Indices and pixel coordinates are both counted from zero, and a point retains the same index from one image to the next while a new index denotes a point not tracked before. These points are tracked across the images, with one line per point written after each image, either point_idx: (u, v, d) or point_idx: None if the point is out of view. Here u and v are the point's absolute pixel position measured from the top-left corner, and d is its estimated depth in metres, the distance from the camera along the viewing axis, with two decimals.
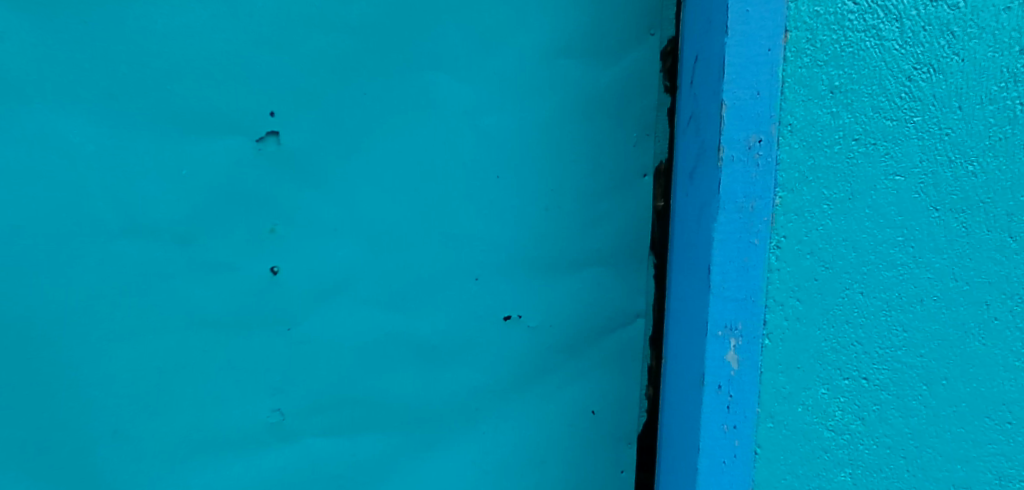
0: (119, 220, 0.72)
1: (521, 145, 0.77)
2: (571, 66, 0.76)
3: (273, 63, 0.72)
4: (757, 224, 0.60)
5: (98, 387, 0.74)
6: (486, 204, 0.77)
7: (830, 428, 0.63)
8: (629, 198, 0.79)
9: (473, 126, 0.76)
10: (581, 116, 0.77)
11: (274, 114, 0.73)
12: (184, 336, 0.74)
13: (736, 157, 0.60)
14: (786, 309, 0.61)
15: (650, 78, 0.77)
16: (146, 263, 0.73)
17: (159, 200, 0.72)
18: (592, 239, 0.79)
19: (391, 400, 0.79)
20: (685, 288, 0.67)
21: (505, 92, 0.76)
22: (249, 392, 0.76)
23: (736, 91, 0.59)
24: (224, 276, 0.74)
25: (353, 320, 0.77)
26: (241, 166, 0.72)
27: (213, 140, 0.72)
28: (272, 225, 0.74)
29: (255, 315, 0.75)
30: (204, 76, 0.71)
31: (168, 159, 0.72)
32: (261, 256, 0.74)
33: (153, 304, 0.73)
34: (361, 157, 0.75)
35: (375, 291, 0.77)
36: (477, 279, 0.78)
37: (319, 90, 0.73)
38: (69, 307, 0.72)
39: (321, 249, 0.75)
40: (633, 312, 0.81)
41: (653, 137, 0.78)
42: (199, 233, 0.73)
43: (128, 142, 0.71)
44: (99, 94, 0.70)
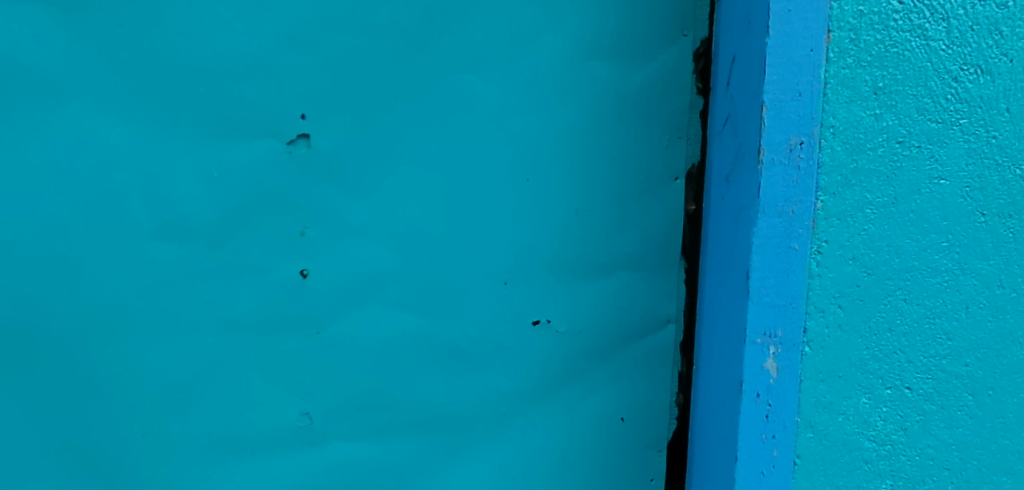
0: (150, 222, 0.72)
1: (551, 148, 0.76)
2: (602, 67, 0.75)
3: (304, 65, 0.71)
4: (798, 228, 0.59)
5: (130, 388, 0.74)
6: (515, 207, 0.76)
7: (872, 438, 0.62)
8: (661, 201, 0.78)
9: (503, 129, 0.75)
10: (612, 118, 0.76)
11: (304, 117, 0.72)
12: (214, 339, 0.74)
13: (777, 160, 0.58)
14: (827, 316, 0.60)
15: (683, 79, 0.76)
16: (177, 264, 0.73)
17: (190, 202, 0.72)
18: (623, 242, 0.78)
19: (420, 404, 0.78)
20: (722, 293, 0.65)
21: (536, 94, 0.75)
22: (279, 395, 0.76)
23: (777, 93, 0.58)
24: (253, 277, 0.74)
25: (382, 323, 0.76)
26: (271, 167, 0.72)
27: (243, 142, 0.72)
28: (302, 228, 0.74)
29: (283, 318, 0.75)
30: (235, 78, 0.71)
31: (199, 161, 0.71)
32: (291, 259, 0.74)
33: (184, 306, 0.73)
34: (390, 159, 0.74)
35: (404, 295, 0.76)
36: (506, 283, 0.77)
37: (349, 91, 0.72)
38: (101, 309, 0.72)
39: (350, 252, 0.75)
40: (664, 318, 0.79)
41: (685, 139, 0.77)
42: (230, 236, 0.73)
43: (160, 143, 0.71)
44: (133, 95, 0.70)
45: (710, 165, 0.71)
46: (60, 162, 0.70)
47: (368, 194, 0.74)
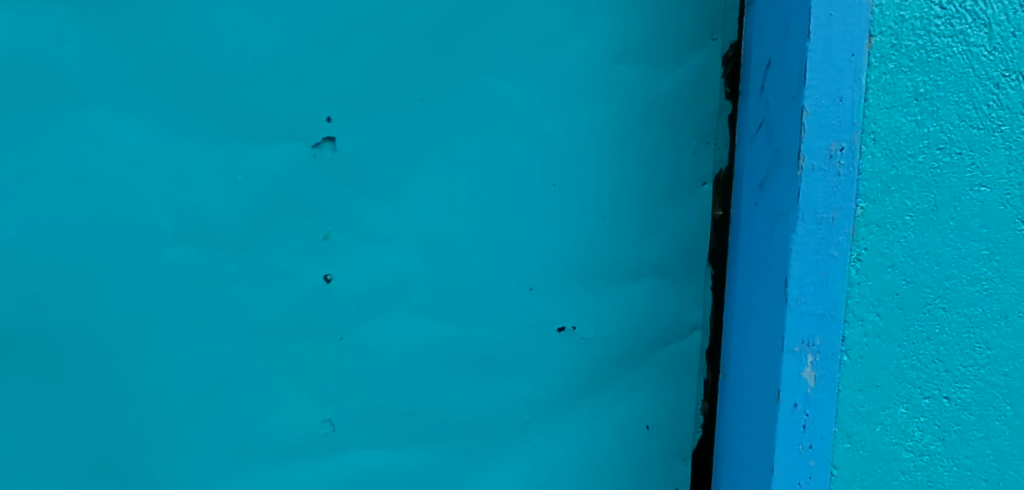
0: (173, 225, 0.71)
1: (578, 152, 0.75)
2: (630, 71, 0.74)
3: (330, 67, 0.71)
4: (837, 236, 0.58)
5: (151, 395, 0.73)
6: (542, 212, 0.75)
7: (909, 448, 0.61)
8: (688, 207, 0.77)
9: (530, 133, 0.74)
10: (640, 122, 0.75)
11: (330, 120, 0.71)
12: (237, 344, 0.73)
13: (817, 166, 0.57)
14: (866, 325, 0.59)
15: (711, 84, 0.75)
16: (199, 269, 0.71)
17: (213, 205, 0.71)
18: (650, 249, 0.77)
19: (443, 411, 0.77)
20: (756, 301, 0.64)
21: (564, 97, 0.74)
22: (301, 402, 0.75)
23: (817, 98, 0.57)
24: (276, 282, 0.73)
25: (407, 329, 0.75)
26: (296, 171, 0.71)
27: (268, 145, 0.71)
28: (326, 232, 0.73)
29: (307, 323, 0.74)
30: (260, 80, 0.70)
31: (223, 164, 0.70)
32: (315, 263, 0.73)
33: (206, 311, 0.72)
34: (416, 163, 0.73)
35: (429, 300, 0.75)
36: (532, 288, 0.76)
37: (374, 93, 0.71)
38: (123, 313, 0.71)
39: (375, 256, 0.74)
40: (690, 324, 0.79)
41: (713, 144, 0.76)
42: (253, 240, 0.72)
43: (184, 147, 0.70)
44: (157, 97, 0.69)
45: (742, 171, 0.71)
46: (82, 165, 0.69)
47: (393, 197, 0.73)
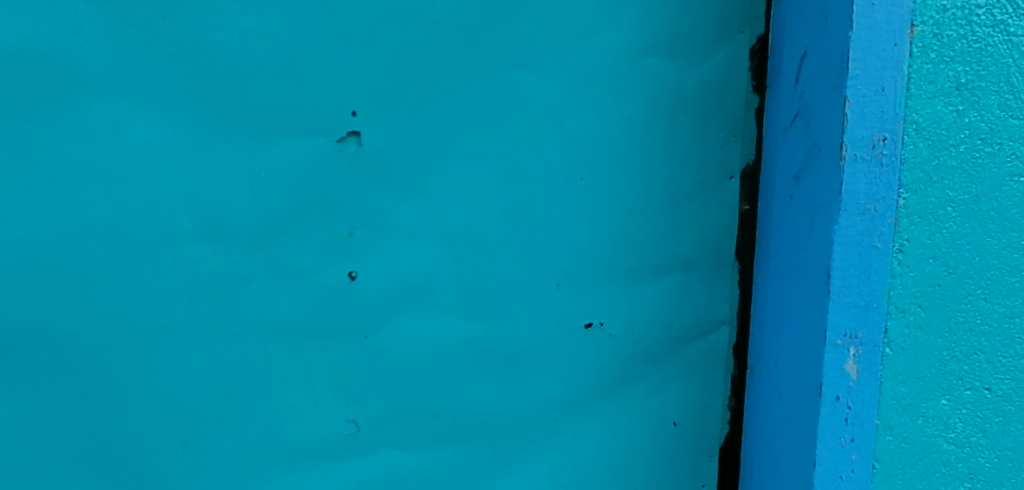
0: (194, 222, 0.69)
1: (605, 146, 0.74)
2: (658, 64, 0.73)
3: (355, 61, 0.69)
4: (879, 227, 0.58)
5: (172, 396, 0.71)
6: (569, 207, 0.74)
7: (951, 441, 0.61)
8: (715, 201, 0.76)
9: (558, 127, 0.73)
10: (667, 116, 0.74)
11: (355, 114, 0.70)
12: (259, 344, 0.72)
13: (860, 156, 0.57)
14: (908, 316, 0.59)
15: (738, 77, 0.75)
16: (222, 267, 0.70)
17: (236, 202, 0.69)
18: (677, 244, 0.76)
19: (468, 409, 0.76)
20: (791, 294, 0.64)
21: (592, 90, 0.73)
22: (325, 403, 0.73)
23: (860, 87, 0.57)
24: (300, 280, 0.71)
25: (432, 327, 0.74)
26: (321, 166, 0.70)
27: (292, 140, 0.69)
28: (351, 229, 0.71)
29: (331, 322, 0.72)
30: (284, 73, 0.68)
31: (246, 159, 0.69)
32: (340, 261, 0.72)
33: (228, 310, 0.71)
34: (443, 158, 0.72)
35: (454, 297, 0.74)
36: (558, 285, 0.75)
37: (400, 87, 0.70)
38: (142, 312, 0.69)
39: (400, 253, 0.73)
40: (718, 320, 0.78)
41: (740, 138, 0.76)
42: (277, 236, 0.70)
43: (205, 142, 0.68)
44: (182, 91, 0.67)
45: (772, 164, 0.70)
46: (100, 161, 0.67)
47: (418, 193, 0.72)
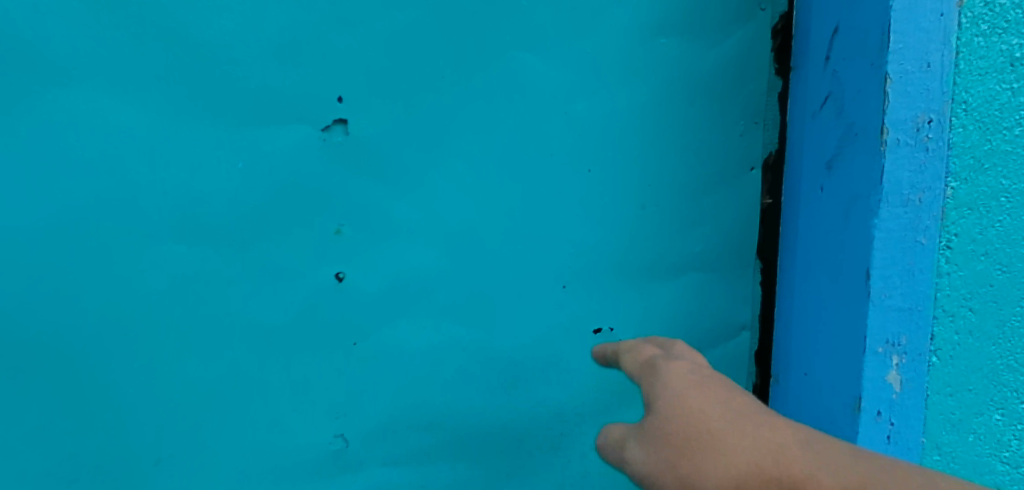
0: (166, 219, 0.63)
1: (615, 135, 0.68)
2: (673, 45, 0.67)
3: (342, 42, 0.63)
4: (924, 220, 0.52)
5: (143, 409, 0.65)
6: (576, 201, 0.68)
7: (1004, 459, 0.56)
8: (735, 194, 0.70)
9: (564, 114, 0.67)
10: (683, 102, 0.68)
11: (342, 100, 0.64)
12: (239, 351, 0.66)
13: (903, 140, 0.51)
14: (957, 321, 0.53)
15: (760, 58, 0.69)
16: (198, 268, 0.64)
17: (212, 196, 0.63)
18: (693, 241, 0.70)
19: (467, 423, 0.70)
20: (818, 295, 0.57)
21: (601, 74, 0.67)
22: (311, 416, 0.67)
23: (903, 63, 0.50)
24: (283, 281, 0.65)
25: (428, 333, 0.68)
26: (305, 157, 0.64)
27: (274, 129, 0.63)
28: (338, 225, 0.65)
29: (317, 327, 0.66)
30: (264, 56, 0.62)
31: (224, 150, 0.63)
32: (326, 261, 0.66)
33: (204, 315, 0.65)
34: (439, 147, 0.66)
35: (451, 300, 0.68)
36: (565, 286, 0.69)
37: (392, 71, 0.64)
38: (109, 317, 0.63)
39: (393, 252, 0.67)
40: (739, 324, 0.72)
41: (762, 125, 0.70)
42: (257, 234, 0.64)
43: (178, 131, 0.62)
44: (151, 75, 0.61)
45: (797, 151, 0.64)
46: (61, 151, 0.61)
47: (412, 187, 0.66)
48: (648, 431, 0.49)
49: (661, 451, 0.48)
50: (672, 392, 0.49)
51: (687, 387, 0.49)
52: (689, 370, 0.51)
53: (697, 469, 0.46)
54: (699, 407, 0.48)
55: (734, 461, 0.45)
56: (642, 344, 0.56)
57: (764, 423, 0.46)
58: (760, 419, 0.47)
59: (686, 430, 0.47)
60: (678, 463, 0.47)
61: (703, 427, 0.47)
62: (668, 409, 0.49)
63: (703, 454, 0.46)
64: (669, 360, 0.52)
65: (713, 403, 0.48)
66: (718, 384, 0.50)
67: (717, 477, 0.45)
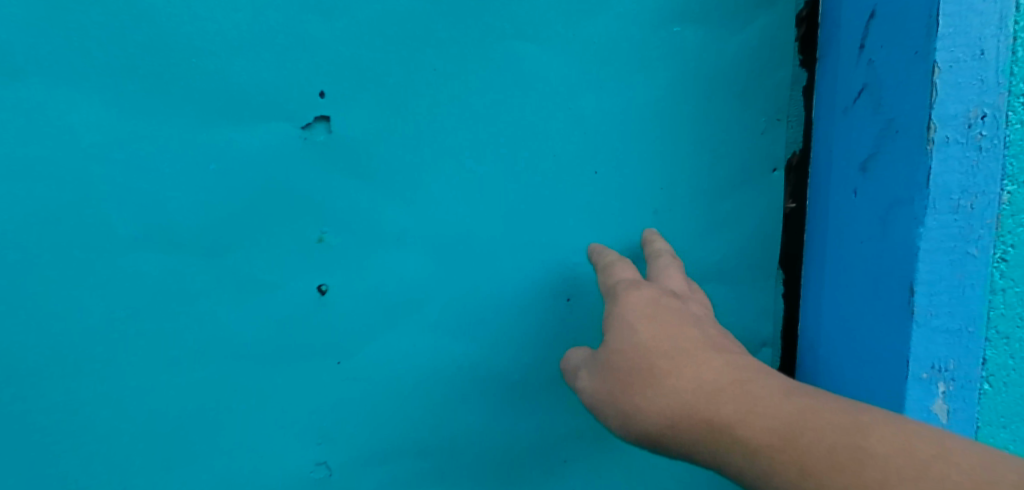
0: (130, 227, 0.57)
1: (625, 134, 0.62)
2: (688, 34, 0.61)
3: (323, 30, 0.57)
4: (976, 229, 0.49)
5: (105, 436, 0.59)
6: (581, 206, 0.63)
7: None
8: (757, 199, 0.65)
9: (569, 110, 0.61)
10: (699, 97, 0.62)
11: (324, 95, 0.58)
12: (211, 372, 0.60)
13: (953, 138, 0.48)
14: (1012, 344, 0.52)
15: (783, 49, 0.62)
16: (165, 281, 0.58)
17: (181, 202, 0.57)
18: (709, 250, 0.65)
19: (462, 447, 0.65)
20: (848, 305, 0.54)
21: (609, 67, 0.61)
22: (291, 441, 0.62)
23: (955, 50, 0.47)
24: (261, 295, 0.59)
25: (419, 351, 0.63)
26: (284, 158, 0.58)
27: (249, 127, 0.57)
28: (321, 233, 0.59)
29: (298, 344, 0.61)
30: (237, 45, 0.56)
31: (194, 150, 0.57)
32: (307, 272, 0.60)
33: (173, 333, 0.59)
34: (431, 149, 0.60)
35: (445, 315, 0.62)
36: (569, 299, 0.64)
37: (379, 63, 0.58)
38: (66, 336, 0.57)
39: (380, 262, 0.61)
40: (759, 340, 0.67)
41: (785, 122, 0.64)
42: (230, 244, 0.58)
43: (141, 130, 0.56)
44: (110, 67, 0.54)
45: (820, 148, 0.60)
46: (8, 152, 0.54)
47: (402, 191, 0.60)
48: (601, 364, 0.53)
49: (609, 384, 0.51)
50: (622, 328, 0.52)
51: (637, 322, 0.52)
52: (642, 304, 0.53)
53: (638, 404, 0.49)
54: (642, 343, 0.51)
55: (668, 399, 0.48)
56: (614, 268, 0.59)
57: (702, 360, 0.49)
58: (698, 357, 0.49)
59: (630, 364, 0.50)
60: (622, 397, 0.50)
61: (644, 363, 0.50)
62: (617, 345, 0.52)
63: (643, 390, 0.49)
64: (631, 290, 0.55)
65: (660, 338, 0.51)
66: (668, 317, 0.52)
67: (653, 413, 0.48)
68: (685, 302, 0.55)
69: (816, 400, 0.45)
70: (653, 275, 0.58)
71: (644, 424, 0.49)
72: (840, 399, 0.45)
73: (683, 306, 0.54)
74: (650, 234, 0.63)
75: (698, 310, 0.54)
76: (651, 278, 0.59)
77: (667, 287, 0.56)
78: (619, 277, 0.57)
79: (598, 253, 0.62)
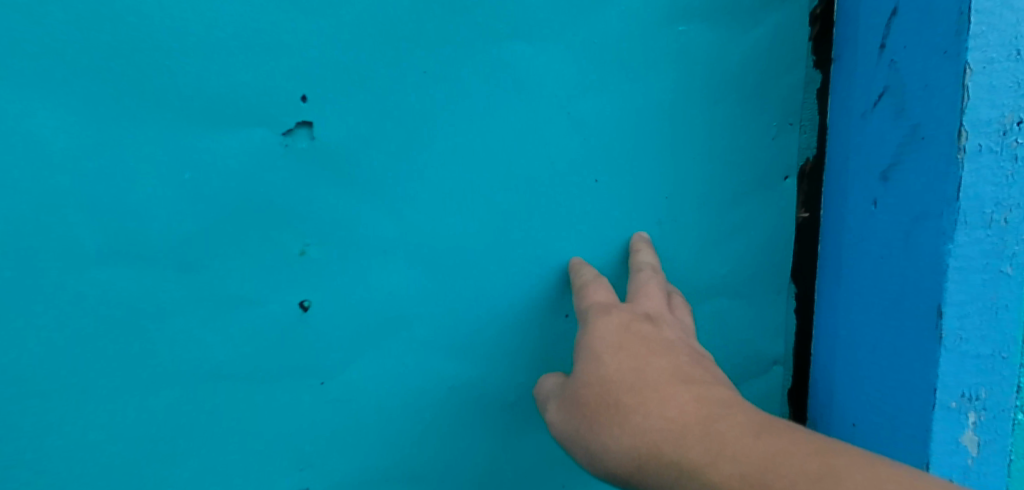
0: (97, 239, 0.53)
1: (627, 140, 0.58)
2: (696, 34, 0.58)
3: (305, 29, 0.53)
4: (1008, 245, 0.47)
5: (69, 463, 0.55)
6: (580, 217, 0.59)
7: None
8: (767, 208, 0.61)
9: (568, 115, 0.57)
10: (706, 101, 0.59)
11: (306, 99, 0.54)
12: (185, 394, 0.56)
13: (985, 147, 0.46)
14: None
15: (796, 50, 0.59)
16: (136, 297, 0.54)
17: (153, 213, 0.53)
18: (717, 263, 0.61)
19: (453, 472, 0.62)
20: (869, 326, 0.52)
21: (611, 69, 0.57)
22: (271, 467, 0.58)
23: (987, 51, 0.45)
24: (239, 311, 0.56)
25: (408, 370, 0.59)
26: (264, 166, 0.54)
27: (226, 133, 0.53)
28: (303, 246, 0.56)
29: (279, 364, 0.57)
30: (213, 45, 0.52)
31: (167, 158, 0.53)
32: (288, 287, 0.56)
33: (145, 352, 0.55)
34: (421, 156, 0.56)
35: (436, 332, 0.59)
36: (568, 315, 0.61)
37: (365, 64, 0.54)
38: (27, 357, 0.53)
39: (367, 277, 0.57)
40: (770, 359, 0.63)
41: (797, 126, 0.60)
42: (206, 257, 0.55)
43: (109, 136, 0.52)
44: (75, 67, 0.51)
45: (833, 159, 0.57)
46: None
47: (390, 201, 0.56)
48: (570, 397, 0.51)
49: (577, 420, 0.49)
50: (590, 358, 0.50)
51: (605, 353, 0.50)
52: (611, 332, 0.51)
53: (605, 443, 0.47)
54: (609, 376, 0.48)
55: (634, 438, 0.45)
56: (589, 289, 0.56)
57: (669, 396, 0.46)
58: (664, 390, 0.46)
59: (595, 399, 0.48)
60: (588, 435, 0.48)
61: (610, 398, 0.47)
62: (585, 377, 0.50)
63: (609, 427, 0.47)
64: (600, 317, 0.52)
65: (625, 370, 0.48)
66: (637, 347, 0.49)
67: (619, 452, 0.46)
68: (659, 326, 0.52)
69: (784, 440, 0.41)
70: (634, 294, 0.56)
71: (610, 464, 0.46)
72: (811, 436, 0.42)
73: (656, 332, 0.51)
74: (638, 241, 0.59)
75: (673, 335, 0.51)
76: (629, 298, 0.56)
77: (642, 308, 0.53)
78: (592, 299, 0.54)
79: (578, 269, 0.58)
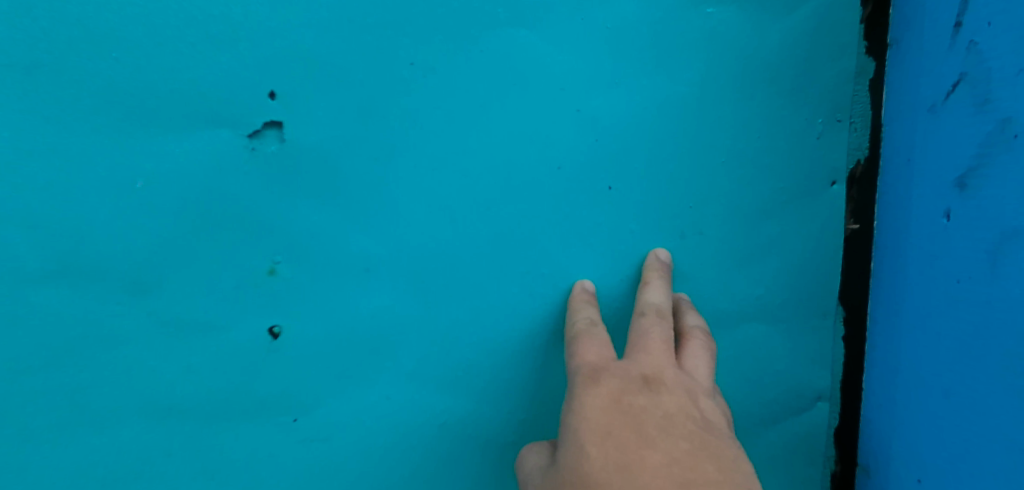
0: (33, 257, 0.45)
1: (647, 141, 0.50)
2: (724, 18, 0.50)
3: (271, 14, 0.46)
4: None
5: None
6: (593, 231, 0.51)
7: None
8: (812, 220, 0.52)
9: (579, 112, 0.50)
10: (739, 95, 0.51)
11: (273, 95, 0.46)
12: (141, 435, 0.48)
13: None
14: None
15: (844, 35, 0.51)
16: (81, 325, 0.46)
17: (99, 227, 0.46)
18: (753, 282, 0.53)
19: None
20: (949, 360, 0.46)
21: (627, 58, 0.49)
22: None
23: None
24: (200, 340, 0.48)
25: (395, 405, 0.51)
26: (225, 173, 0.47)
27: (182, 136, 0.46)
28: (272, 264, 0.48)
29: (247, 400, 0.50)
30: (165, 34, 0.45)
31: (113, 163, 0.45)
32: (256, 312, 0.49)
33: (94, 389, 0.47)
34: (405, 161, 0.49)
35: (426, 362, 0.51)
36: None
37: (341, 55, 0.47)
38: None
39: (346, 300, 0.50)
40: (814, 392, 0.55)
41: (847, 123, 0.52)
42: (161, 278, 0.47)
43: (46, 137, 0.44)
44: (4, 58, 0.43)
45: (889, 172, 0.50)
46: None
47: (372, 213, 0.49)
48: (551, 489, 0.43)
49: None
50: (573, 448, 0.42)
51: (590, 441, 0.42)
52: (599, 411, 0.43)
53: None
54: (592, 476, 0.41)
55: None
56: (580, 343, 0.47)
57: None
58: None
59: None
60: None
61: None
62: (566, 471, 0.42)
63: None
64: (584, 391, 0.44)
65: (612, 469, 0.41)
66: (626, 436, 0.42)
67: None
68: (657, 393, 0.44)
69: None
70: (634, 343, 0.47)
71: None
72: None
73: (654, 403, 0.43)
74: (654, 263, 0.51)
75: (673, 406, 0.44)
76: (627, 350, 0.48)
77: (638, 370, 0.45)
78: (581, 359, 0.46)
79: (579, 307, 0.50)
